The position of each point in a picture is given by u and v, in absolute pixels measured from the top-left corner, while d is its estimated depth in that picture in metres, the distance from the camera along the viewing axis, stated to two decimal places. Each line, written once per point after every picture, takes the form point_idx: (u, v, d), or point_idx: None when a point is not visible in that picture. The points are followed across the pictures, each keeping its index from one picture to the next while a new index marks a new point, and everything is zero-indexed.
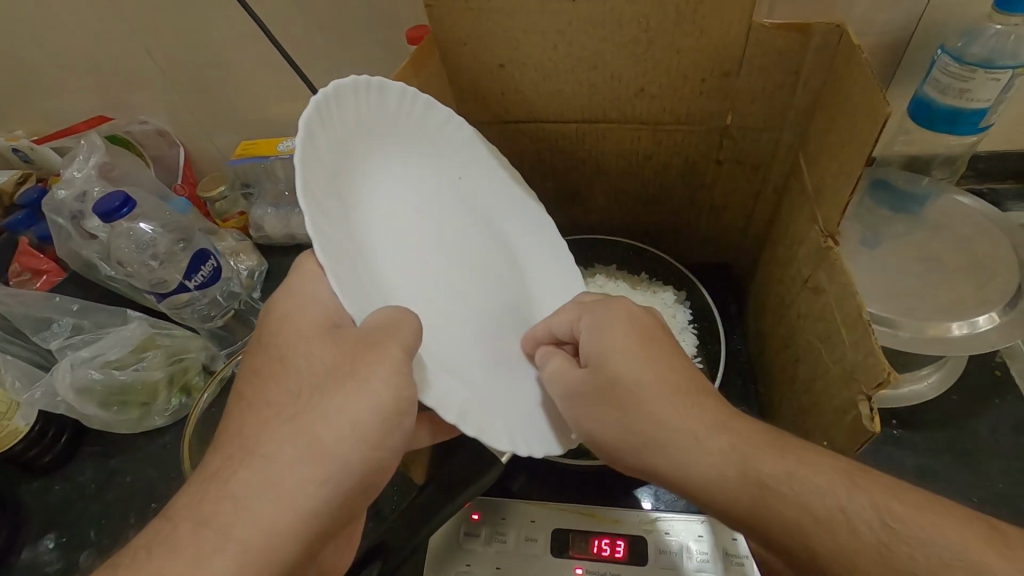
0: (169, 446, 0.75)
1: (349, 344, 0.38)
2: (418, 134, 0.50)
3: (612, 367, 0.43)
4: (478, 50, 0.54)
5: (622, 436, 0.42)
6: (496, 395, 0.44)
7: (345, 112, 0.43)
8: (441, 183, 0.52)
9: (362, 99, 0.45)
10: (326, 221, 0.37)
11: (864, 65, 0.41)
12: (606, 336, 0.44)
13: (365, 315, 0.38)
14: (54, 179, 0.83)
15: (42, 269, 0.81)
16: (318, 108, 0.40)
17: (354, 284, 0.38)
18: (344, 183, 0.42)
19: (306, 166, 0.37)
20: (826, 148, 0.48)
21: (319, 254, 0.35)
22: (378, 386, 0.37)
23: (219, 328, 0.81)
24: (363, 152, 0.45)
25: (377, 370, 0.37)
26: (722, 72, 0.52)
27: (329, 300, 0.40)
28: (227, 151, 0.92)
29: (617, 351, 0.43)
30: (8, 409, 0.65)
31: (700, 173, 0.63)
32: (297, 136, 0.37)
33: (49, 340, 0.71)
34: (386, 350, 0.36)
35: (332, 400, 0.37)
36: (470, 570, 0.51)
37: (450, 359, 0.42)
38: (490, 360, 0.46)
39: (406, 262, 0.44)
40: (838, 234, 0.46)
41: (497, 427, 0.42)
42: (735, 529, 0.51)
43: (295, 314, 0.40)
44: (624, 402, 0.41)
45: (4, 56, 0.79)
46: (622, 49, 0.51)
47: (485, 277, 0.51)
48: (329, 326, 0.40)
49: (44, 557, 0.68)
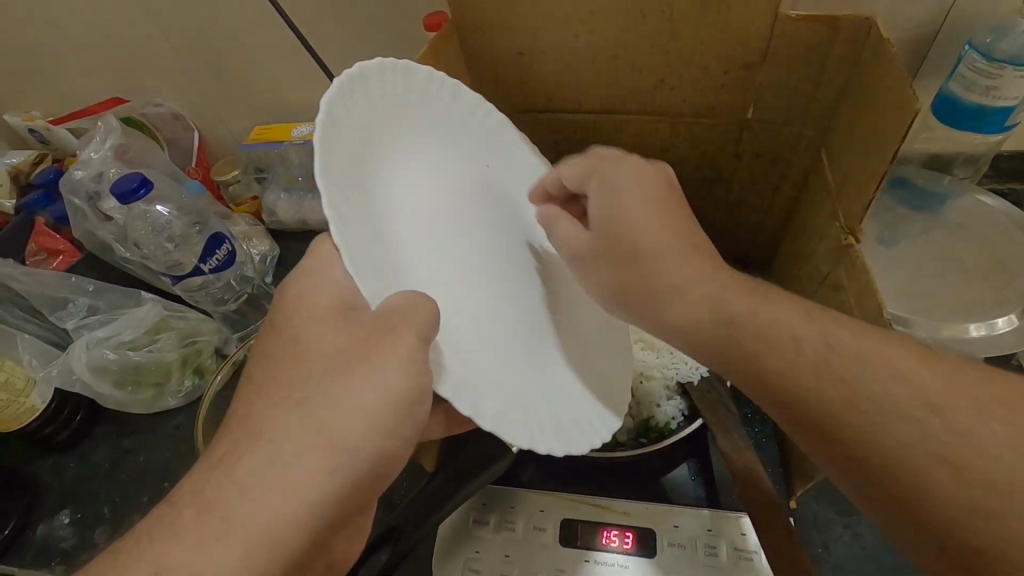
0: (182, 427, 0.76)
1: (366, 329, 0.37)
2: (445, 120, 0.49)
3: (623, 225, 0.45)
4: (497, 38, 0.53)
5: (624, 295, 0.45)
6: (521, 388, 0.43)
7: (369, 92, 0.42)
8: (472, 171, 0.51)
9: (389, 81, 0.45)
10: (352, 206, 0.37)
11: (894, 59, 0.41)
12: (613, 193, 0.46)
13: (382, 298, 0.37)
14: (69, 161, 0.85)
15: (58, 249, 0.82)
16: (342, 87, 0.40)
17: (378, 272, 0.37)
18: (372, 165, 0.41)
19: (325, 144, 0.37)
20: (850, 144, 0.47)
21: (339, 235, 0.35)
22: (393, 375, 0.36)
23: (233, 311, 0.81)
24: (393, 134, 0.44)
25: (394, 356, 0.36)
26: (745, 65, 0.51)
27: (347, 282, 0.39)
28: (240, 135, 0.91)
29: (633, 212, 0.45)
30: (24, 386, 0.66)
31: (719, 168, 0.63)
32: (319, 116, 0.37)
33: (66, 320, 0.71)
34: (402, 338, 0.35)
35: (336, 388, 0.36)
36: (478, 557, 0.52)
37: (471, 350, 0.41)
38: (518, 351, 0.45)
39: (438, 249, 0.42)
40: (859, 231, 0.46)
41: (520, 424, 0.41)
42: (745, 524, 0.51)
43: (310, 296, 0.39)
44: (632, 263, 0.44)
45: (21, 36, 0.79)
46: (643, 40, 0.51)
47: (518, 269, 0.50)
48: (343, 308, 0.38)
49: (59, 532, 0.69)
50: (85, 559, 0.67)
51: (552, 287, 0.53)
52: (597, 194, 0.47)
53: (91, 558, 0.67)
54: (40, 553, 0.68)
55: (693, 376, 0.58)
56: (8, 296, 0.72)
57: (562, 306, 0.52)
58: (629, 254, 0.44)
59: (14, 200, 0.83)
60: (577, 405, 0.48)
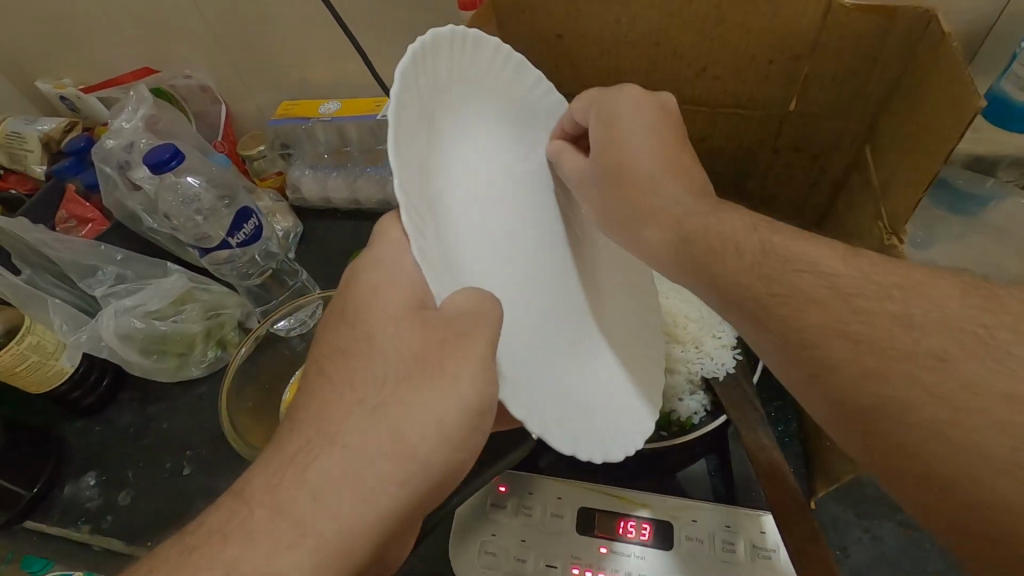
0: (204, 398, 0.77)
1: (433, 330, 0.35)
2: (502, 98, 0.47)
3: (627, 155, 0.47)
4: (537, 18, 0.52)
5: (621, 215, 0.47)
6: (559, 386, 0.43)
7: (438, 63, 0.40)
8: (523, 154, 0.49)
9: (456, 53, 0.42)
10: (417, 190, 0.35)
11: (952, 52, 0.39)
12: (618, 121, 0.48)
13: (446, 296, 0.36)
14: (99, 130, 0.85)
15: (88, 217, 0.82)
16: (414, 56, 0.37)
17: (439, 264, 0.36)
18: (432, 144, 0.39)
19: (399, 118, 0.35)
20: (898, 142, 0.46)
21: (409, 222, 0.33)
22: (467, 385, 0.34)
23: (256, 286, 0.82)
24: (452, 113, 0.42)
25: (464, 363, 0.35)
26: (793, 54, 0.50)
27: (419, 283, 0.37)
28: (267, 110, 0.91)
29: (637, 142, 0.47)
30: (54, 350, 0.68)
31: (760, 161, 0.61)
32: (393, 87, 0.35)
33: (94, 287, 0.73)
34: (475, 344, 0.34)
35: (370, 372, 0.35)
36: (494, 540, 0.52)
37: (518, 348, 0.41)
38: (556, 349, 0.45)
39: (489, 240, 0.42)
40: (904, 233, 0.44)
41: (563, 426, 0.41)
42: (765, 523, 0.51)
43: (382, 289, 0.37)
44: (631, 188, 0.46)
45: (56, 3, 0.79)
46: (684, 26, 0.49)
47: (561, 260, 0.49)
48: (418, 309, 0.37)
49: (85, 493, 0.71)
50: (110, 519, 0.69)
51: (591, 280, 0.52)
52: (606, 123, 0.48)
53: (115, 519, 0.69)
54: (67, 511, 0.70)
55: (719, 371, 0.57)
56: (40, 261, 0.73)
57: (599, 299, 0.52)
58: (633, 180, 0.46)
59: (46, 166, 0.85)
60: (609, 400, 0.48)
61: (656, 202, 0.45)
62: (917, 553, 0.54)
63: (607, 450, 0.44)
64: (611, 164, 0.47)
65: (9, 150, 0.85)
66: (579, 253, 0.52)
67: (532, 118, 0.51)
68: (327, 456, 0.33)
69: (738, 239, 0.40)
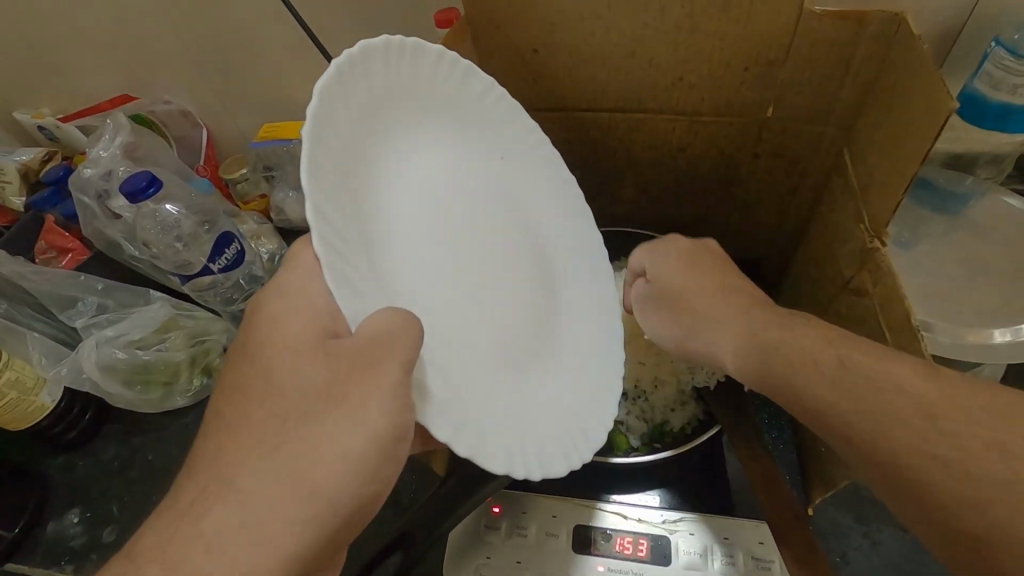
0: (190, 427, 0.76)
1: (343, 358, 0.34)
2: (448, 108, 0.48)
3: (674, 273, 0.50)
4: (513, 33, 0.52)
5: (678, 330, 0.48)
6: (508, 406, 0.42)
7: (370, 75, 0.40)
8: (473, 165, 0.49)
9: (392, 65, 0.42)
10: (341, 206, 0.36)
11: (925, 54, 0.40)
12: (667, 250, 0.52)
13: (363, 317, 0.35)
14: (78, 158, 0.85)
15: (67, 247, 0.81)
16: (341, 69, 0.37)
17: (361, 285, 0.35)
18: (364, 163, 0.39)
19: (317, 136, 0.35)
20: (875, 145, 0.46)
21: (321, 242, 0.33)
22: (376, 412, 0.34)
23: (241, 311, 0.80)
24: (388, 127, 0.42)
25: (372, 392, 0.34)
26: (766, 61, 0.50)
27: (326, 307, 0.36)
28: (249, 133, 0.91)
29: (672, 264, 0.50)
30: (33, 385, 0.66)
31: (734, 167, 0.61)
32: (311, 102, 0.35)
33: (75, 318, 0.71)
34: (384, 368, 0.34)
35: (345, 398, 0.34)
36: (490, 563, 0.51)
37: (457, 365, 0.40)
38: (510, 364, 0.45)
39: (434, 254, 0.41)
40: (885, 234, 0.44)
41: (502, 449, 0.40)
42: (764, 534, 0.50)
43: (288, 320, 0.36)
44: (681, 299, 0.48)
45: (32, 33, 0.79)
46: (663, 36, 0.50)
47: (517, 270, 0.49)
48: (326, 338, 0.36)
49: (69, 531, 0.69)
50: (95, 557, 0.67)
51: (548, 290, 0.52)
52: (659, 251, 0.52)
53: (101, 557, 0.67)
54: (50, 551, 0.68)
55: (711, 381, 0.56)
56: (19, 294, 0.72)
57: (557, 311, 0.52)
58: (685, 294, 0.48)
59: (24, 197, 0.84)
60: (582, 416, 0.48)
61: (694, 303, 0.47)
62: (918, 555, 0.54)
63: (552, 469, 0.43)
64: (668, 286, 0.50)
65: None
66: (534, 264, 0.51)
67: (482, 125, 0.51)
68: (309, 486, 0.32)
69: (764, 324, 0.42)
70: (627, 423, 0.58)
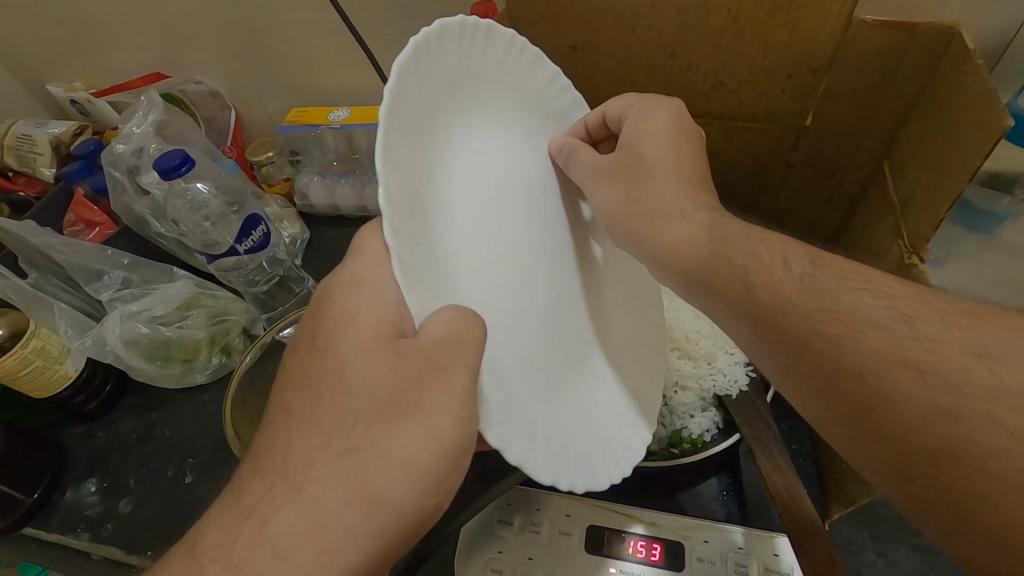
0: (207, 405, 0.77)
1: (415, 361, 0.35)
2: (513, 97, 0.46)
3: (643, 150, 0.46)
4: (550, 30, 0.52)
5: (628, 207, 0.45)
6: (550, 409, 0.42)
7: (441, 58, 0.39)
8: (532, 157, 0.47)
9: (463, 46, 0.41)
10: (408, 193, 0.35)
11: (978, 66, 0.39)
12: (650, 120, 0.47)
13: (428, 314, 0.34)
14: (109, 133, 0.86)
15: (95, 221, 0.82)
16: (416, 50, 0.36)
17: (426, 279, 0.34)
18: (431, 148, 0.38)
19: (391, 119, 0.34)
20: (918, 159, 0.46)
21: (391, 231, 0.32)
22: (443, 420, 0.34)
23: (263, 293, 0.82)
24: (455, 111, 0.41)
25: (443, 400, 0.34)
26: (810, 70, 0.49)
27: (396, 304, 0.36)
28: (276, 117, 0.92)
29: (650, 132, 0.46)
30: (59, 354, 0.68)
31: (767, 179, 0.60)
32: (387, 81, 0.33)
33: (100, 291, 0.72)
34: (456, 375, 0.34)
35: (404, 399, 0.34)
36: (501, 558, 0.51)
37: (505, 364, 0.39)
38: (556, 366, 0.44)
39: (490, 246, 0.40)
40: (924, 251, 0.44)
41: (545, 453, 0.40)
42: (780, 546, 0.50)
43: (356, 316, 0.36)
44: (645, 187, 0.45)
45: (71, 10, 0.80)
46: (703, 40, 0.49)
47: (570, 269, 0.47)
48: (395, 338, 0.36)
49: (85, 499, 0.71)
50: (110, 528, 0.68)
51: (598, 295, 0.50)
52: (625, 128, 0.48)
53: (115, 528, 0.68)
54: (66, 518, 0.69)
55: (732, 389, 0.56)
56: (47, 264, 0.73)
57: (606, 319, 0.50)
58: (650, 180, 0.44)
59: (55, 168, 0.85)
60: (613, 421, 0.47)
61: (654, 197, 0.44)
62: None
63: (594, 482, 0.43)
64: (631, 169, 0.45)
65: (18, 153, 0.85)
66: (585, 265, 0.49)
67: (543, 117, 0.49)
68: (352, 484, 0.33)
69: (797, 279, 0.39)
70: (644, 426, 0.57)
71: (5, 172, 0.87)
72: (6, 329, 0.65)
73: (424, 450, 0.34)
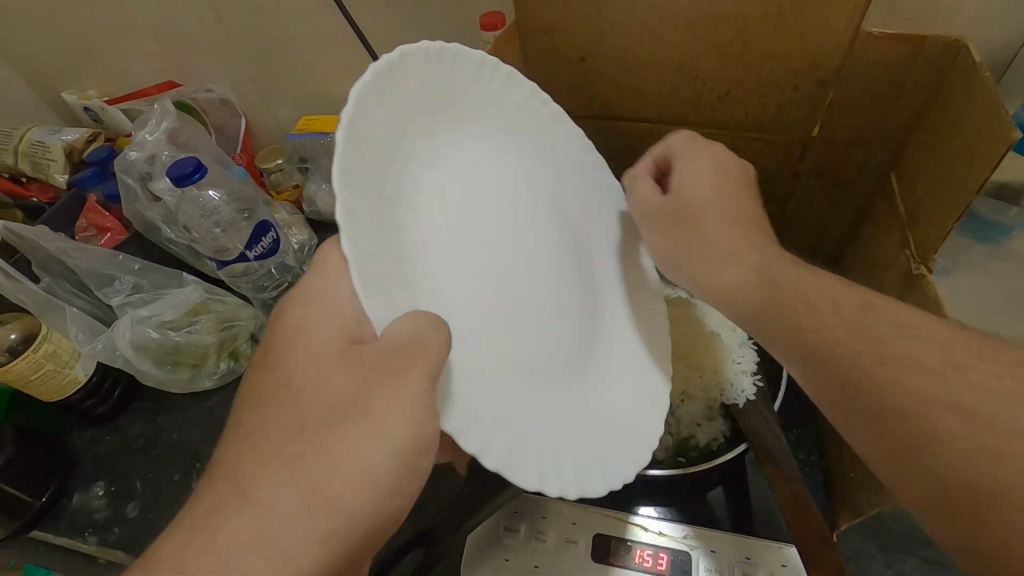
0: (214, 409, 0.78)
1: (370, 366, 0.34)
2: (484, 112, 0.47)
3: (687, 191, 0.47)
4: (559, 41, 0.53)
5: (673, 249, 0.46)
6: (536, 419, 0.42)
7: (408, 79, 0.39)
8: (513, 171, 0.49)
9: (432, 68, 0.41)
10: (375, 210, 0.35)
11: (984, 78, 0.39)
12: (698, 162, 0.48)
13: (389, 322, 0.34)
14: (121, 140, 0.87)
15: (106, 227, 0.83)
16: (378, 73, 0.36)
17: (392, 291, 0.34)
18: (400, 166, 0.38)
19: (352, 140, 0.34)
20: (925, 170, 0.46)
21: (350, 246, 0.32)
22: (394, 423, 0.33)
23: (272, 299, 0.82)
24: (427, 131, 0.41)
25: (394, 402, 0.33)
26: (817, 82, 0.49)
27: (353, 315, 0.37)
28: (286, 125, 0.93)
29: (695, 175, 0.47)
30: (70, 358, 0.69)
31: (773, 189, 0.61)
32: (347, 105, 0.34)
33: (111, 296, 0.74)
34: (410, 377, 0.33)
35: (356, 401, 0.34)
36: (507, 565, 0.51)
37: (486, 370, 0.39)
38: (541, 376, 0.44)
39: (466, 257, 0.40)
40: (932, 262, 0.44)
41: (527, 461, 0.39)
42: (787, 557, 0.50)
43: (303, 329, 0.37)
44: (689, 224, 0.45)
45: (88, 20, 0.82)
46: (710, 51, 0.50)
47: (557, 280, 0.48)
48: (351, 344, 0.36)
49: (93, 503, 0.71)
50: (117, 531, 0.68)
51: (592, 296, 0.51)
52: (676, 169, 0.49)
53: (122, 531, 0.68)
54: (74, 521, 0.70)
55: (740, 399, 0.55)
56: (61, 270, 0.74)
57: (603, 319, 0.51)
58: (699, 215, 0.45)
59: (68, 175, 0.86)
60: (617, 426, 0.48)
61: (702, 239, 0.44)
62: None
63: (586, 486, 0.43)
64: (679, 203, 0.46)
65: (32, 159, 0.86)
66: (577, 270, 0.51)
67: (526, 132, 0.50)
68: (310, 495, 0.32)
69: (807, 289, 0.39)
70: None
71: (20, 178, 0.88)
72: (20, 332, 0.67)
73: (380, 454, 0.33)
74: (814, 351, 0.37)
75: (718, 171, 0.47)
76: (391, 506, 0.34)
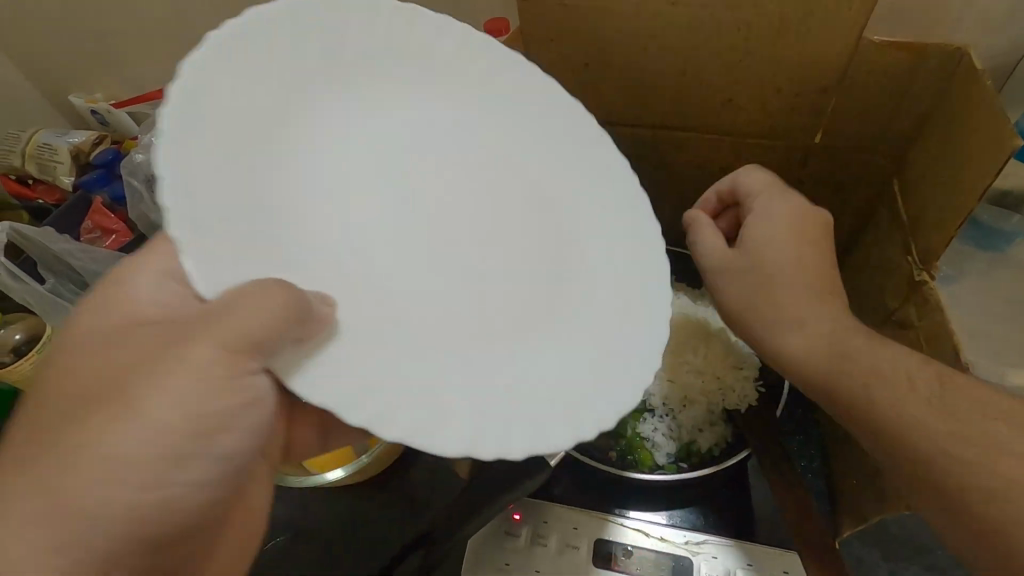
0: None
1: (149, 346, 0.33)
2: (406, 60, 0.43)
3: (764, 254, 0.46)
4: (565, 47, 0.53)
5: (740, 305, 0.47)
6: (443, 388, 0.36)
7: (292, 31, 0.37)
8: (465, 133, 0.45)
9: (325, 19, 0.39)
10: (234, 175, 0.33)
11: (986, 88, 0.40)
12: (777, 225, 0.47)
13: (220, 285, 0.32)
14: (126, 143, 0.87)
15: (111, 229, 0.81)
16: (246, 23, 0.35)
17: (225, 248, 0.32)
18: (274, 119, 0.36)
19: (199, 87, 0.32)
20: (927, 177, 0.46)
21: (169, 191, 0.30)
22: (163, 410, 0.32)
23: None
24: (320, 83, 0.38)
25: (174, 381, 0.32)
26: (820, 89, 0.50)
27: (140, 303, 0.37)
28: None
29: (774, 240, 0.46)
30: None
31: None
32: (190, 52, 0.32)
33: None
34: (192, 352, 0.33)
35: (136, 388, 0.31)
36: (508, 569, 0.51)
37: (365, 334, 0.35)
38: (457, 343, 0.38)
39: (347, 218, 0.37)
40: (935, 269, 0.44)
41: (413, 432, 0.33)
42: (789, 564, 0.50)
43: (116, 313, 0.36)
44: (760, 288, 0.45)
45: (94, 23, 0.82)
46: (715, 58, 0.50)
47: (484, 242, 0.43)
48: (137, 326, 0.35)
49: None
50: None
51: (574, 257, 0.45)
52: (752, 225, 0.48)
53: None
54: None
55: (741, 405, 0.55)
56: (64, 270, 0.72)
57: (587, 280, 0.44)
58: (771, 279, 0.45)
59: (74, 177, 0.84)
60: (580, 394, 0.39)
61: (773, 301, 0.45)
62: None
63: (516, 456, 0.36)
64: (749, 262, 0.47)
65: (39, 162, 0.84)
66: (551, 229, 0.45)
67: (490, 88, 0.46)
68: (41, 494, 0.30)
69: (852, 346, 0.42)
70: (654, 440, 0.57)
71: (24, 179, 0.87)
72: (24, 332, 0.67)
73: (137, 445, 0.31)
74: (826, 369, 0.42)
75: (798, 237, 0.46)
76: (180, 505, 0.34)
